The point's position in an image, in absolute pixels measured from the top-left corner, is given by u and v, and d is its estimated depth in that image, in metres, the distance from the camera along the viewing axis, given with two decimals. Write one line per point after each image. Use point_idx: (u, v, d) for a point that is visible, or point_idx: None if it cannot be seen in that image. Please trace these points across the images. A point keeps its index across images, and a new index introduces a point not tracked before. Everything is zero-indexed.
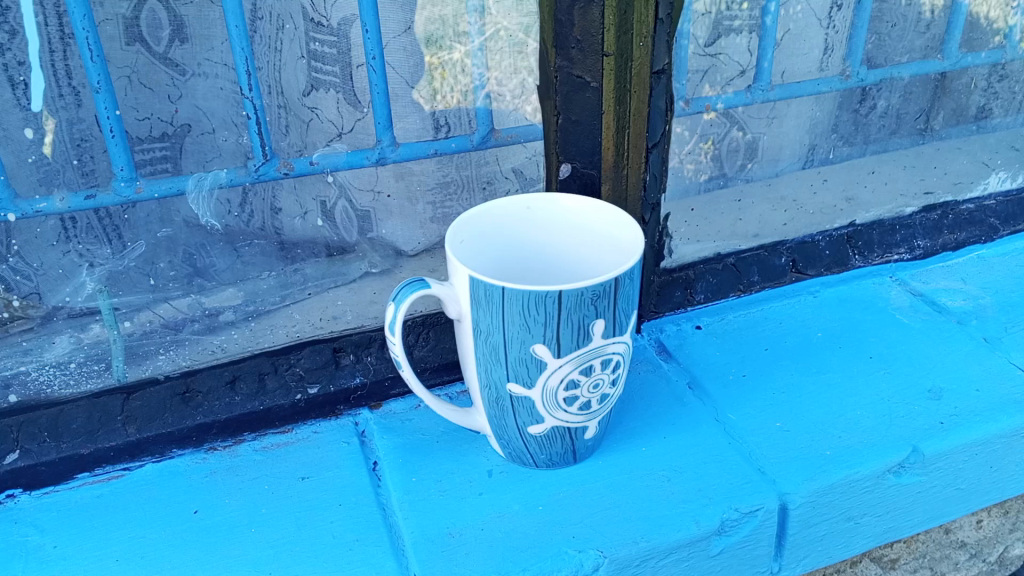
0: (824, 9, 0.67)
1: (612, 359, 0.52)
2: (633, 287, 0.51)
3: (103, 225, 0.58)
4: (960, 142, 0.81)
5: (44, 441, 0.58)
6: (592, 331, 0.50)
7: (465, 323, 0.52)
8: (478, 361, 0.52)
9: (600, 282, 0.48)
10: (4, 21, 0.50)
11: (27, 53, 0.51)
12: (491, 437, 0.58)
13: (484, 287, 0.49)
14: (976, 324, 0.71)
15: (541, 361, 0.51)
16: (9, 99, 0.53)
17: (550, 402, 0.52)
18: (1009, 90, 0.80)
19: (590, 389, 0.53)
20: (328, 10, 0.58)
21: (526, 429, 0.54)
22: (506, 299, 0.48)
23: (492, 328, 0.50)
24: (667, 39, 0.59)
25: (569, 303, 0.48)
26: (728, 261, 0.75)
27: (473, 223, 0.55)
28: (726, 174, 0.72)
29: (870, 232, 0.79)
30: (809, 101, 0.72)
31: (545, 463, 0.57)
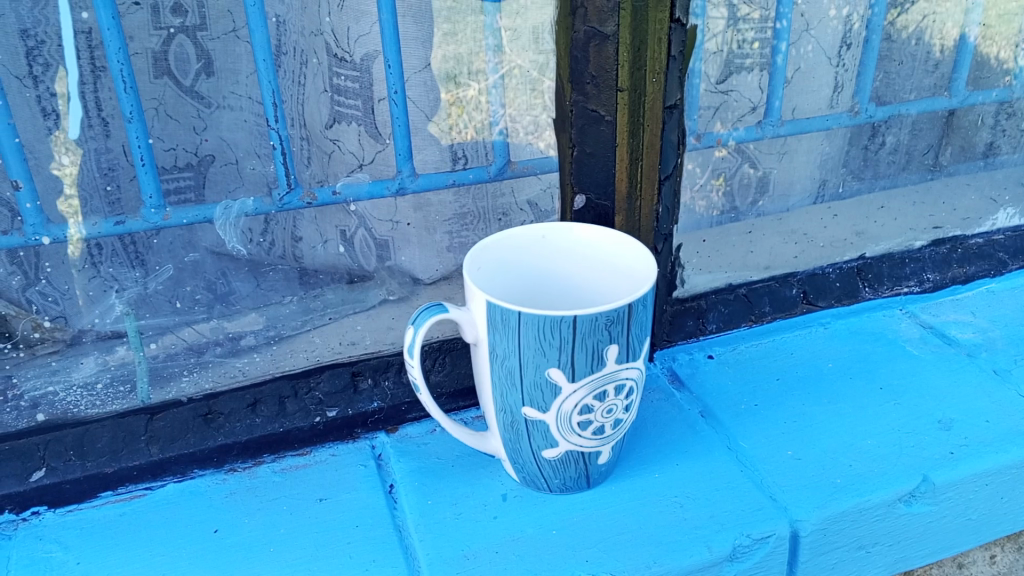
0: (834, 48, 0.70)
1: (626, 385, 0.54)
2: (646, 314, 0.52)
3: (128, 252, 0.60)
4: (968, 178, 0.82)
5: (70, 459, 0.60)
6: (605, 356, 0.51)
7: (481, 347, 0.53)
8: (494, 384, 0.54)
9: (613, 307, 0.50)
10: (39, 55, 0.53)
11: (60, 86, 0.54)
12: (506, 462, 0.59)
13: (501, 311, 0.50)
14: (986, 357, 0.71)
15: (556, 385, 0.52)
16: (41, 128, 0.55)
17: (564, 426, 0.53)
18: (1016, 128, 0.82)
19: (604, 414, 0.54)
20: (351, 46, 0.60)
21: (540, 453, 0.55)
22: (522, 323, 0.50)
23: (507, 352, 0.51)
24: (679, 74, 0.62)
25: (584, 328, 0.49)
26: (739, 292, 0.76)
27: (492, 248, 0.57)
28: (737, 208, 0.73)
29: (880, 266, 0.80)
30: (819, 137, 0.73)
31: (558, 487, 0.58)
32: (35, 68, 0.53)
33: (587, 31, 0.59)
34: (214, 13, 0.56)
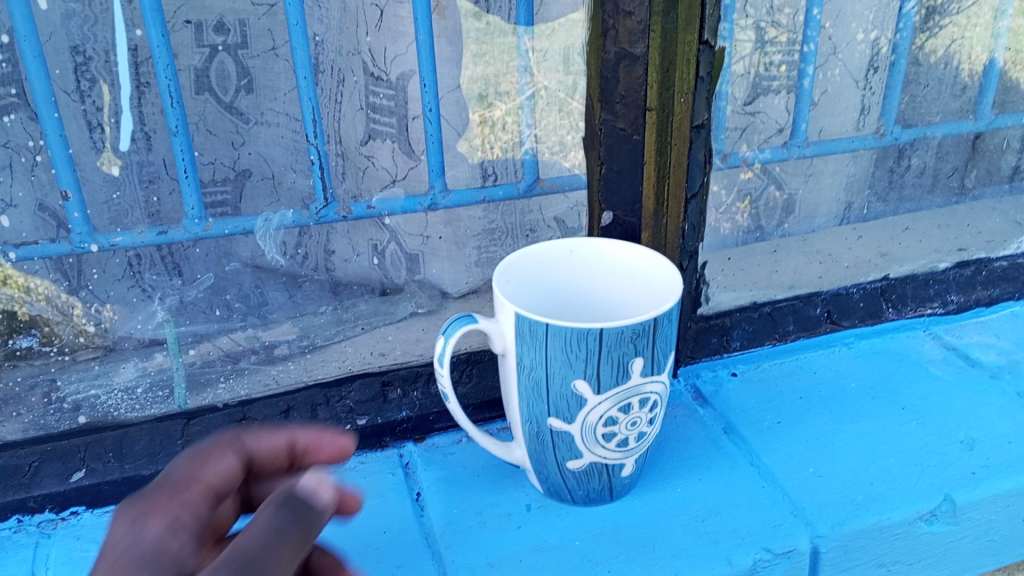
0: (861, 71, 0.71)
1: (650, 398, 0.55)
2: (671, 329, 0.54)
3: (166, 262, 0.62)
4: (993, 202, 0.82)
5: (109, 461, 0.62)
6: (630, 369, 0.52)
7: (508, 358, 0.55)
8: (521, 395, 0.55)
9: (639, 321, 0.51)
10: (87, 70, 0.56)
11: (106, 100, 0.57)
12: (531, 472, 0.60)
13: (529, 322, 0.52)
14: (1009, 379, 0.71)
15: (581, 397, 0.53)
16: (87, 142, 0.57)
17: (589, 438, 0.55)
18: None
19: (628, 426, 0.55)
20: (387, 66, 0.62)
21: (565, 464, 0.57)
22: (550, 335, 0.51)
23: (534, 363, 0.53)
24: (706, 95, 0.63)
25: (609, 341, 0.51)
26: (764, 310, 0.76)
27: (521, 262, 0.58)
28: (763, 228, 0.75)
29: (903, 287, 0.80)
30: (844, 158, 0.74)
31: (582, 499, 0.59)
32: (82, 84, 0.56)
33: (618, 52, 0.61)
34: (255, 32, 0.59)
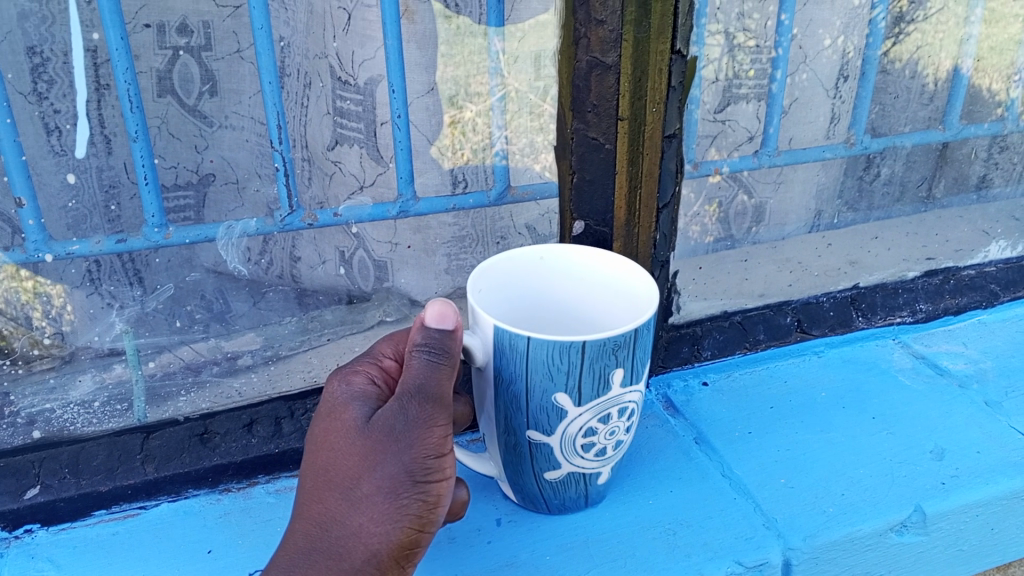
0: (830, 79, 0.71)
1: (628, 408, 0.54)
2: (649, 337, 0.53)
3: (126, 269, 0.61)
4: (961, 210, 0.83)
5: (65, 477, 0.59)
6: (611, 380, 0.51)
7: (487, 370, 0.53)
8: (500, 407, 0.53)
9: (621, 332, 0.50)
10: (45, 71, 0.55)
11: (63, 102, 0.56)
12: (504, 482, 0.59)
13: (509, 336, 0.50)
14: (977, 388, 0.71)
15: (562, 410, 0.52)
16: (43, 146, 0.56)
17: (568, 449, 0.54)
18: (1009, 162, 0.83)
19: (606, 436, 0.54)
20: (357, 70, 0.63)
21: (542, 475, 0.56)
22: (531, 347, 0.50)
23: (514, 375, 0.51)
24: (679, 105, 0.61)
25: (591, 353, 0.50)
26: (734, 320, 0.75)
27: (495, 272, 0.57)
28: (733, 235, 0.74)
29: (873, 296, 0.79)
30: (815, 168, 0.74)
31: (557, 508, 0.58)
32: (40, 85, 0.55)
33: (590, 61, 0.58)
34: (219, 34, 0.59)
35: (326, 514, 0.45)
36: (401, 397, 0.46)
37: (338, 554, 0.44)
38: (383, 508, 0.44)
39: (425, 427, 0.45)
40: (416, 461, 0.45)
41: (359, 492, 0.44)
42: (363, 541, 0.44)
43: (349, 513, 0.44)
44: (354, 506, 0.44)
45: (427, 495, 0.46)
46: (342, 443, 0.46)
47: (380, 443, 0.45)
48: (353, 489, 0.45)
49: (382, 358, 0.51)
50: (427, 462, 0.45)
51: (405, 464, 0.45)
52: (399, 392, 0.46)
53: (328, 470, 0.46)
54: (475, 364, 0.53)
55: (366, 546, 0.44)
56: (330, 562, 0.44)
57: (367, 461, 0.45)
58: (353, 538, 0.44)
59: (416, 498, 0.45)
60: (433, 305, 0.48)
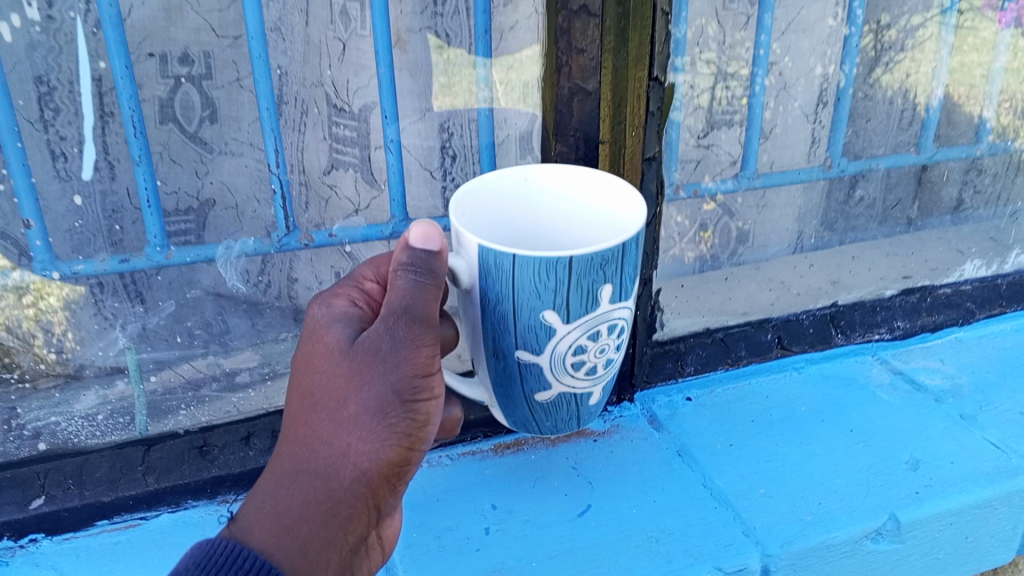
0: (810, 105, 0.74)
1: (619, 324, 0.50)
2: (638, 251, 0.48)
3: (128, 289, 0.63)
4: (939, 232, 0.84)
5: (69, 488, 0.62)
6: (601, 296, 0.47)
7: (473, 294, 0.49)
8: (485, 329, 0.50)
9: (610, 245, 0.45)
10: (51, 100, 0.58)
11: (69, 130, 0.59)
12: (494, 408, 0.55)
13: (493, 253, 0.46)
14: (953, 402, 0.73)
15: (550, 328, 0.48)
16: (49, 171, 0.59)
17: (558, 369, 0.50)
18: (990, 187, 0.84)
19: (596, 355, 0.50)
20: (351, 98, 0.64)
21: (532, 398, 0.52)
22: (515, 266, 0.46)
23: (499, 295, 0.47)
24: (658, 129, 0.65)
25: (579, 268, 0.45)
26: (716, 336, 0.77)
27: (472, 197, 0.52)
28: (717, 257, 0.77)
29: (852, 313, 0.81)
30: (798, 191, 0.77)
31: (549, 430, 0.55)
32: (46, 113, 0.58)
33: (572, 87, 0.62)
34: (219, 63, 0.61)
35: (311, 435, 0.44)
36: (387, 317, 0.45)
37: (326, 474, 0.44)
38: (371, 428, 0.44)
39: (411, 347, 0.45)
40: (403, 380, 0.45)
41: (346, 413, 0.44)
42: (351, 461, 0.44)
43: (336, 433, 0.44)
44: (341, 427, 0.44)
45: (414, 414, 0.46)
46: (326, 366, 0.45)
47: (366, 364, 0.45)
48: (339, 410, 0.44)
49: (363, 281, 0.51)
50: (414, 381, 0.45)
51: (393, 384, 0.45)
52: (384, 312, 0.45)
53: (313, 393, 0.45)
54: (462, 288, 0.50)
55: (354, 465, 0.44)
56: (316, 482, 0.44)
57: (353, 381, 0.44)
58: (341, 458, 0.44)
59: (404, 417, 0.45)
60: (419, 225, 0.45)
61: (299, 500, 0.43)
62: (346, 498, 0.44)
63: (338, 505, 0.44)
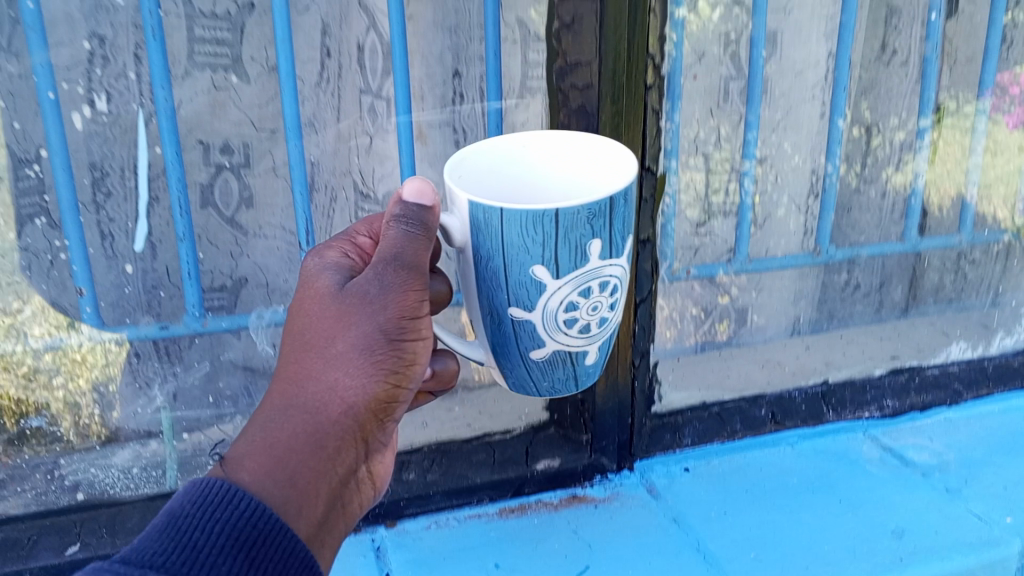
0: (803, 196, 0.80)
1: (610, 282, 0.50)
2: (628, 210, 0.49)
3: (163, 353, 0.71)
4: (935, 317, 0.89)
5: (102, 536, 0.68)
6: (589, 252, 0.48)
7: (467, 253, 0.50)
8: (478, 285, 0.50)
9: (594, 199, 0.46)
10: (104, 185, 0.66)
11: (119, 212, 0.67)
12: (492, 371, 0.56)
13: (483, 211, 0.47)
14: (939, 476, 0.77)
15: (540, 283, 0.48)
16: (99, 250, 0.67)
17: (550, 326, 0.50)
18: (978, 277, 0.89)
19: (588, 312, 0.50)
20: (375, 184, 0.71)
21: (528, 357, 0.52)
22: (504, 221, 0.47)
23: (489, 253, 0.48)
24: (651, 212, 0.71)
25: (567, 223, 0.46)
26: (713, 410, 0.82)
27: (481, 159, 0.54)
28: (717, 339, 0.82)
29: (842, 391, 0.86)
30: (794, 277, 0.83)
31: (547, 389, 0.54)
32: (99, 196, 0.66)
33: None
34: (257, 154, 0.68)
35: (301, 372, 0.46)
36: (377, 266, 0.48)
37: (316, 407, 0.46)
38: (359, 365, 0.47)
39: (400, 291, 0.48)
40: (393, 321, 0.48)
41: (335, 350, 0.47)
42: (339, 396, 0.47)
43: (325, 370, 0.47)
44: (330, 364, 0.47)
45: (398, 353, 0.48)
46: (316, 310, 0.48)
47: (355, 306, 0.48)
48: (329, 347, 0.47)
49: (356, 236, 0.53)
50: (400, 323, 0.48)
51: (380, 324, 0.47)
52: (375, 261, 0.48)
53: (305, 335, 0.47)
54: (456, 248, 0.51)
55: (343, 400, 0.47)
56: (303, 414, 0.46)
57: (344, 320, 0.47)
58: (329, 393, 0.46)
59: (391, 355, 0.48)
60: (412, 182, 0.49)
61: (288, 430, 0.45)
62: (334, 430, 0.46)
63: (326, 439, 0.46)
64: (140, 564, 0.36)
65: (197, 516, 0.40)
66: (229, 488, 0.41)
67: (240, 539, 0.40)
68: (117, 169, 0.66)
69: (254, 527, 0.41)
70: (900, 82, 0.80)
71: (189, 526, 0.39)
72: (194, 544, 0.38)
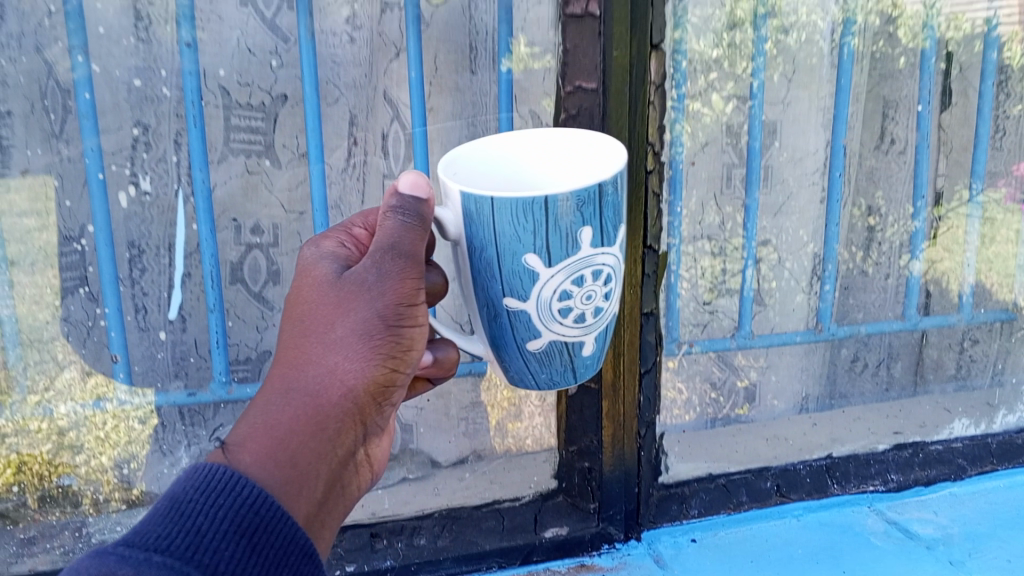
0: (806, 276, 0.83)
1: (605, 270, 0.52)
2: (618, 199, 0.51)
3: (189, 418, 0.75)
4: (941, 399, 0.91)
5: None
6: (579, 239, 0.50)
7: (461, 245, 0.53)
8: (474, 276, 0.53)
9: (582, 187, 0.49)
10: (141, 261, 0.71)
11: (153, 287, 0.72)
12: (494, 365, 0.58)
13: (474, 201, 0.50)
14: (943, 549, 0.78)
15: (533, 271, 0.51)
16: (132, 322, 0.72)
17: (545, 315, 0.52)
18: (982, 356, 0.91)
19: (582, 300, 0.52)
20: None
21: (525, 347, 0.54)
22: (495, 210, 0.49)
23: (483, 242, 0.51)
24: (653, 288, 0.77)
25: (556, 210, 0.49)
26: (719, 481, 0.85)
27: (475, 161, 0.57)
28: (727, 415, 0.85)
29: (846, 465, 0.88)
30: (800, 354, 0.86)
31: (547, 381, 0.57)
32: (135, 271, 0.71)
33: None
34: (285, 234, 0.73)
35: (301, 356, 0.48)
36: (375, 255, 0.50)
37: (316, 389, 0.48)
38: (358, 349, 0.49)
39: (397, 278, 0.50)
40: (390, 306, 0.50)
41: (334, 334, 0.49)
42: (339, 379, 0.48)
43: (324, 354, 0.49)
44: (329, 347, 0.49)
45: (397, 338, 0.51)
46: (314, 296, 0.50)
47: (354, 293, 0.50)
48: (328, 331, 0.49)
49: (352, 227, 0.57)
50: (398, 308, 0.50)
51: (378, 310, 0.50)
52: (373, 250, 0.51)
53: (303, 320, 0.49)
54: (451, 241, 0.54)
55: (343, 382, 0.48)
56: (303, 395, 0.47)
57: (343, 306, 0.49)
58: (329, 375, 0.48)
59: (389, 339, 0.50)
60: (408, 174, 0.51)
61: (289, 411, 0.46)
62: (335, 412, 0.48)
63: (326, 421, 0.48)
64: (143, 547, 0.36)
65: (203, 502, 0.40)
66: (233, 476, 0.41)
67: (243, 525, 0.40)
68: (153, 246, 0.71)
69: (257, 513, 0.41)
70: (898, 169, 0.83)
71: (195, 510, 0.39)
72: (196, 528, 0.38)
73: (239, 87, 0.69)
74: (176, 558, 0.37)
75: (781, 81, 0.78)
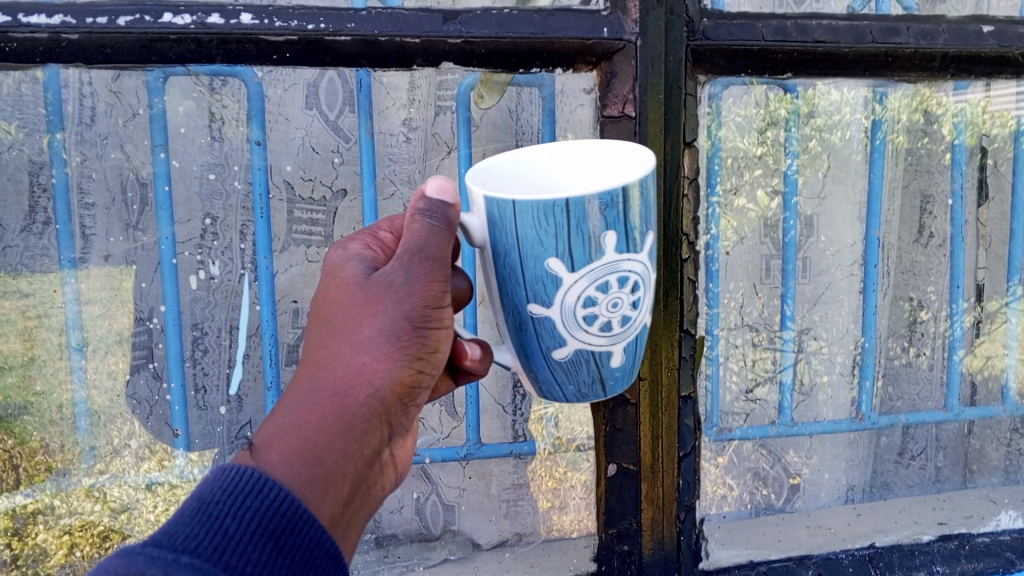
0: (848, 368, 0.85)
1: (631, 278, 0.52)
2: (645, 205, 0.52)
3: None
4: (990, 492, 0.90)
5: None
6: (603, 244, 0.51)
7: (487, 250, 0.54)
8: (501, 282, 0.55)
9: (606, 190, 0.49)
10: (204, 342, 0.76)
11: (213, 366, 0.76)
12: (523, 375, 0.60)
13: (497, 205, 0.51)
14: None
15: (557, 276, 0.52)
16: (192, 400, 0.76)
17: (570, 323, 0.53)
18: None
19: (608, 308, 0.53)
20: None
21: (551, 355, 0.56)
22: (517, 212, 0.50)
23: (507, 247, 0.52)
24: (691, 371, 0.77)
25: (579, 213, 0.50)
26: (760, 568, 0.82)
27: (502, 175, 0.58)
28: (773, 503, 0.87)
29: (890, 555, 0.84)
30: (843, 444, 0.87)
31: (573, 392, 0.58)
32: (197, 351, 0.76)
33: None
34: None
35: (329, 355, 0.50)
36: (402, 258, 0.51)
37: (343, 389, 0.50)
38: (384, 351, 0.51)
39: (423, 281, 0.51)
40: (416, 308, 0.51)
41: (362, 335, 0.50)
42: (365, 379, 0.50)
43: (351, 355, 0.50)
44: (357, 349, 0.50)
45: (423, 340, 0.52)
46: (343, 297, 0.52)
47: (381, 295, 0.51)
48: (357, 332, 0.51)
49: (378, 230, 0.57)
50: (424, 311, 0.52)
51: (404, 312, 0.51)
52: (400, 253, 0.52)
53: (333, 320, 0.51)
54: (478, 244, 0.55)
55: (370, 383, 0.50)
56: (330, 395, 0.49)
57: (371, 308, 0.51)
58: (356, 375, 0.50)
59: (416, 341, 0.52)
60: (434, 180, 0.53)
61: (316, 411, 0.49)
62: (361, 413, 0.50)
63: (353, 420, 0.49)
64: (173, 547, 0.39)
65: (229, 503, 0.43)
66: (260, 477, 0.45)
67: (269, 528, 0.43)
68: (215, 328, 0.76)
69: (282, 516, 0.44)
70: (937, 262, 0.86)
71: (221, 512, 0.42)
72: (224, 530, 0.42)
73: (303, 182, 0.75)
74: (203, 558, 0.40)
75: (817, 178, 0.82)
